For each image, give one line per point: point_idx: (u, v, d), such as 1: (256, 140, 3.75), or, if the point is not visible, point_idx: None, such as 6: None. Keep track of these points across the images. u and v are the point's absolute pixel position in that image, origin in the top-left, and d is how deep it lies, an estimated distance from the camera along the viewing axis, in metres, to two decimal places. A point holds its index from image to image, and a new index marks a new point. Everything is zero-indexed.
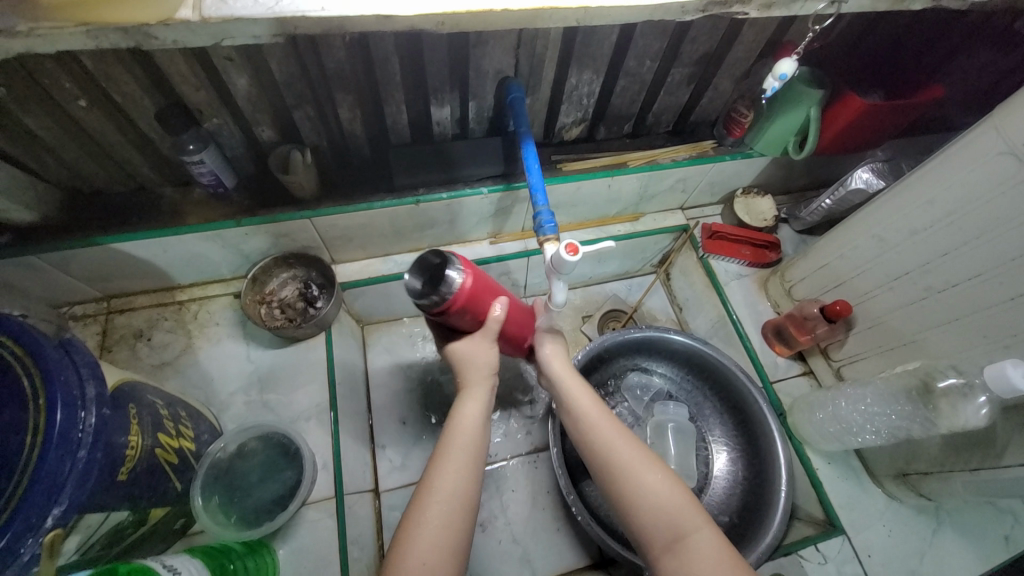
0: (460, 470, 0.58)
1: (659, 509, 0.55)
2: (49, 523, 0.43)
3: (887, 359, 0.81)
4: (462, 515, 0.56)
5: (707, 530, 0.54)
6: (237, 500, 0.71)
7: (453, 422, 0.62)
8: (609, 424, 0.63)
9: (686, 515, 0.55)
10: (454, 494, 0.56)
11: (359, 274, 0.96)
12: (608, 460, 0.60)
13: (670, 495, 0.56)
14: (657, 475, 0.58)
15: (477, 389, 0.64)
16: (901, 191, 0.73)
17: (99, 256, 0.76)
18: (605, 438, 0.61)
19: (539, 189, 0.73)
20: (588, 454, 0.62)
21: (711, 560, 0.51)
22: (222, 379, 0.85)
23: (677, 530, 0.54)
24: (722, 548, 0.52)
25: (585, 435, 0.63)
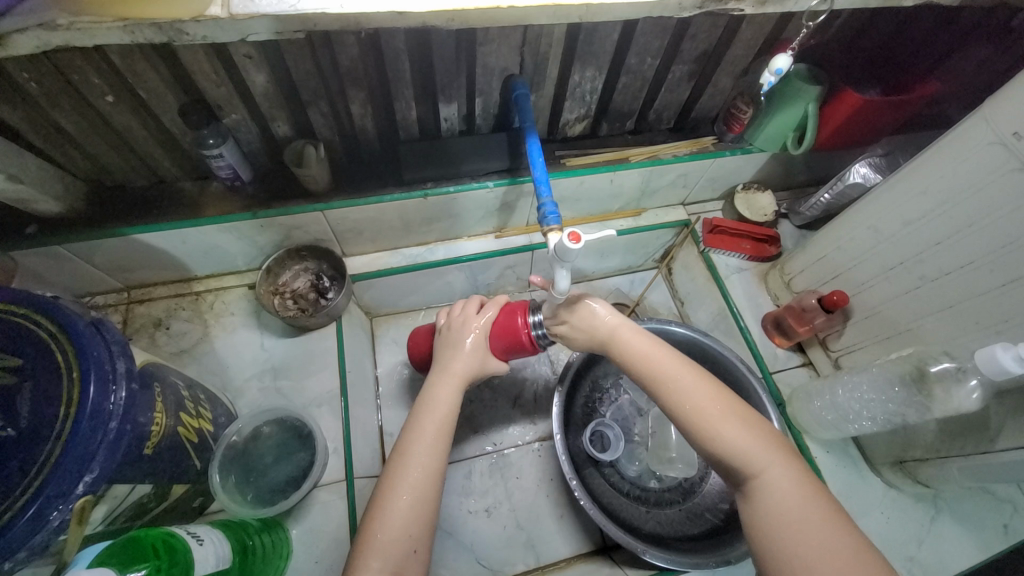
0: (434, 446, 0.61)
1: (736, 448, 0.57)
2: (81, 488, 0.47)
3: (883, 348, 0.83)
4: (435, 491, 0.59)
5: (784, 470, 0.56)
6: (252, 481, 0.74)
7: (427, 397, 0.65)
8: (676, 365, 0.63)
9: (761, 458, 0.56)
10: (424, 470, 0.59)
11: (368, 267, 0.99)
12: (680, 405, 0.61)
13: (747, 436, 0.58)
14: (732, 416, 0.59)
15: (451, 377, 0.67)
16: (895, 184, 0.75)
17: (121, 246, 0.80)
18: (675, 382, 0.62)
19: (543, 181, 0.76)
20: (657, 399, 0.63)
21: (790, 498, 0.54)
22: (237, 366, 0.88)
23: (753, 473, 0.56)
24: (797, 487, 0.54)
25: (653, 386, 0.63)
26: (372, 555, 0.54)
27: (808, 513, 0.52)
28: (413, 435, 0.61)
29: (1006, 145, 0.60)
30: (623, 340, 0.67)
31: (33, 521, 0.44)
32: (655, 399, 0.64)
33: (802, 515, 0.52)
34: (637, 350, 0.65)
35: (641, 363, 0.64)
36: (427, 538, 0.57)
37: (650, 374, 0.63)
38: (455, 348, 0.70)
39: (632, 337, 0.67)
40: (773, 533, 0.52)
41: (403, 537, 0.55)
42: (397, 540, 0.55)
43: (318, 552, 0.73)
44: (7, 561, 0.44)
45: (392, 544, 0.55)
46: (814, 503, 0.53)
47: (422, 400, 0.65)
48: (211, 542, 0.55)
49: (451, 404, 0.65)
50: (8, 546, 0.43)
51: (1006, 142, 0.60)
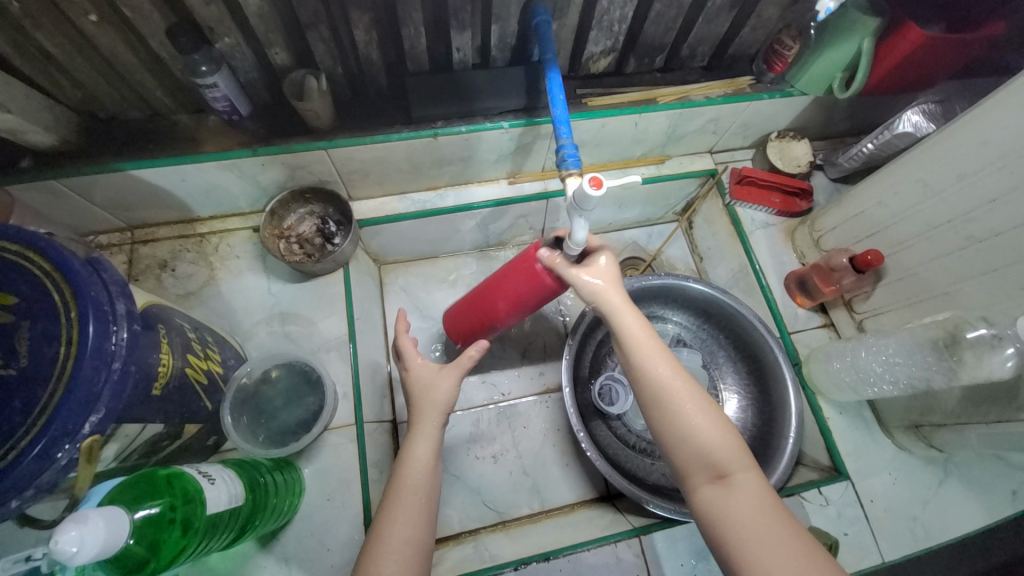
0: (413, 518, 0.59)
1: (709, 445, 0.56)
2: (88, 429, 0.47)
3: (914, 311, 0.79)
4: (419, 560, 0.57)
5: (752, 473, 0.55)
6: (264, 422, 0.75)
7: (403, 460, 0.64)
8: (665, 359, 0.61)
9: (733, 457, 0.55)
10: (405, 543, 0.57)
11: (376, 212, 0.95)
12: (661, 395, 0.59)
13: (718, 436, 0.57)
14: (707, 416, 0.58)
15: (427, 425, 0.67)
16: (955, 132, 0.67)
17: (119, 183, 0.76)
18: (662, 372, 0.60)
19: (563, 121, 0.70)
20: (637, 382, 0.62)
21: (754, 500, 0.53)
22: (245, 310, 0.87)
23: (723, 469, 0.55)
24: (765, 491, 0.54)
25: (639, 371, 0.61)
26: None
27: (769, 515, 0.52)
28: (390, 510, 0.59)
29: None
30: (626, 326, 0.64)
31: (39, 460, 0.44)
32: (636, 383, 0.62)
33: (764, 517, 0.51)
34: (632, 332, 0.63)
35: (633, 346, 0.63)
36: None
37: (638, 361, 0.62)
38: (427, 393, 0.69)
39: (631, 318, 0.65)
40: (734, 526, 0.52)
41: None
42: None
43: (330, 490, 0.75)
44: (16, 498, 0.44)
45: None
46: (778, 506, 0.52)
47: (400, 461, 0.64)
48: (223, 482, 0.55)
49: (428, 458, 0.64)
50: (15, 484, 0.43)
51: None
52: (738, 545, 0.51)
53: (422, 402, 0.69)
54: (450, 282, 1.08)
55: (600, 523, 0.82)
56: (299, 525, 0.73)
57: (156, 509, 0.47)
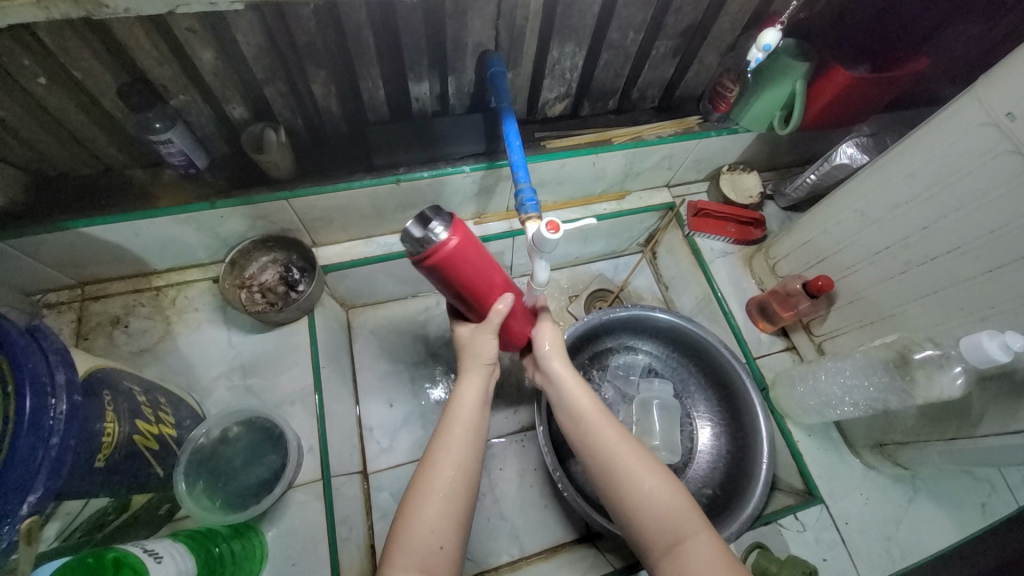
0: (461, 455, 0.59)
1: (665, 513, 0.58)
2: (25, 509, 0.43)
3: (867, 332, 0.82)
4: (463, 501, 0.58)
5: (707, 534, 0.57)
6: (222, 485, 0.71)
7: (453, 402, 0.63)
8: (616, 432, 0.64)
9: (685, 520, 0.57)
10: (452, 480, 0.58)
11: (341, 257, 0.94)
12: (613, 466, 0.61)
13: (673, 500, 0.59)
14: (660, 483, 0.60)
15: (472, 369, 0.65)
16: (883, 166, 0.73)
17: (67, 241, 0.74)
18: (611, 443, 0.63)
19: (521, 166, 0.72)
20: (590, 455, 0.64)
21: (710, 561, 0.54)
22: (203, 364, 0.84)
23: (677, 534, 0.57)
24: (720, 552, 0.55)
25: (590, 445, 0.64)
26: (402, 553, 0.54)
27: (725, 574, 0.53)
28: (439, 445, 0.60)
29: (998, 126, 0.58)
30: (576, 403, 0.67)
31: None
32: (590, 456, 0.64)
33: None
34: (582, 408, 0.66)
35: (581, 415, 0.66)
36: (456, 536, 0.57)
37: (589, 432, 0.64)
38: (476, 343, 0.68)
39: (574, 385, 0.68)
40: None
41: (430, 536, 0.55)
42: (426, 539, 0.55)
43: (295, 554, 0.71)
44: None
45: (423, 537, 0.55)
46: (733, 565, 0.54)
47: (452, 400, 0.64)
48: (172, 559, 0.51)
49: (479, 401, 0.64)
50: None
51: (997, 123, 0.58)
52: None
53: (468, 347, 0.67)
54: (420, 322, 1.07)
55: (582, 566, 0.80)
56: None
57: None
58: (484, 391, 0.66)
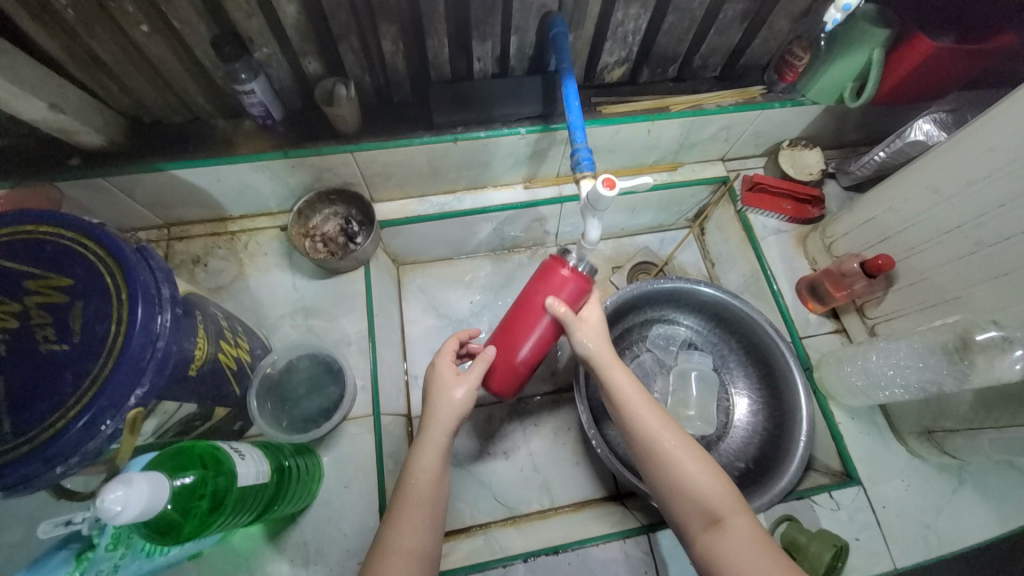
0: (417, 530, 0.59)
1: (702, 493, 0.59)
2: (133, 401, 0.49)
3: (926, 315, 0.80)
4: (424, 565, 0.59)
5: (744, 516, 0.58)
6: (287, 409, 0.78)
7: (409, 472, 0.63)
8: (654, 413, 0.65)
9: (724, 501, 0.59)
10: (408, 554, 0.58)
11: (397, 213, 0.99)
12: (655, 448, 0.63)
13: (710, 483, 0.60)
14: (699, 465, 0.61)
15: (433, 437, 0.64)
16: (964, 138, 0.69)
17: (160, 182, 0.81)
18: (654, 426, 0.64)
19: (578, 126, 0.73)
20: (629, 434, 0.65)
21: (747, 545, 0.55)
22: (271, 303, 0.91)
23: (714, 513, 0.58)
24: (756, 533, 0.56)
25: (630, 425, 0.65)
26: None
27: (760, 555, 0.54)
28: (397, 518, 0.60)
29: None
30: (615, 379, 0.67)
31: (87, 428, 0.47)
32: (629, 434, 0.66)
33: (757, 561, 0.54)
34: (621, 386, 0.67)
35: (623, 400, 0.66)
36: None
37: (626, 412, 0.66)
38: (443, 398, 0.67)
39: (614, 372, 0.68)
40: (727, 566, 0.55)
41: None
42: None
43: (347, 477, 0.78)
44: (61, 465, 0.47)
45: None
46: (771, 547, 0.55)
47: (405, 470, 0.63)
48: (251, 459, 0.57)
49: (434, 467, 0.63)
50: (62, 450, 0.46)
51: None
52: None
53: (437, 412, 0.66)
54: (466, 283, 1.12)
55: (610, 519, 0.84)
56: (316, 511, 0.76)
57: (191, 478, 0.49)
58: (443, 457, 0.64)
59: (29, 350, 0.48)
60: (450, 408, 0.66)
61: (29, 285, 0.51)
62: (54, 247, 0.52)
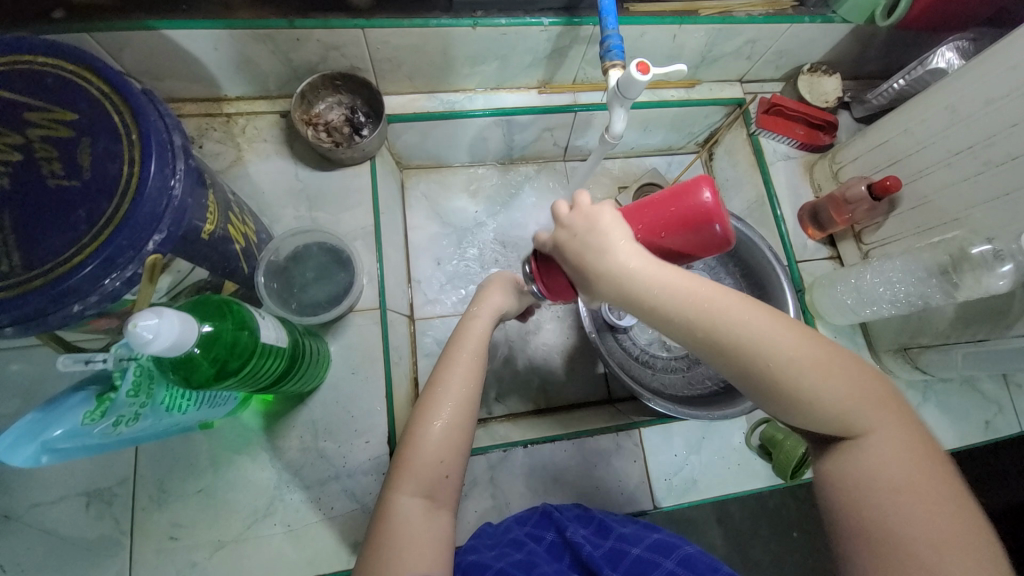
0: (464, 382, 0.60)
1: (828, 410, 0.44)
2: (152, 247, 0.48)
3: (922, 238, 0.83)
4: (469, 420, 0.59)
5: (883, 423, 0.44)
6: (294, 293, 0.77)
7: (460, 334, 0.65)
8: (753, 316, 0.45)
9: (858, 414, 0.44)
10: (460, 398, 0.58)
11: (404, 108, 0.94)
12: (762, 358, 0.45)
13: (839, 391, 0.44)
14: (824, 373, 0.44)
15: (479, 315, 0.67)
16: (994, 55, 0.68)
17: (150, 45, 0.74)
18: (757, 329, 0.44)
19: (610, 12, 0.69)
20: (717, 354, 0.46)
21: (898, 464, 0.43)
22: (271, 193, 0.88)
23: (843, 428, 0.45)
24: (901, 441, 0.44)
25: (722, 343, 0.45)
26: (409, 477, 0.54)
27: (908, 464, 0.43)
28: (449, 368, 0.61)
29: None
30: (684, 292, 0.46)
31: (105, 265, 0.46)
32: (718, 355, 0.46)
33: (908, 475, 0.42)
34: (700, 295, 0.46)
35: (705, 316, 0.45)
36: (459, 460, 0.57)
37: (713, 327, 0.45)
38: (488, 291, 0.71)
39: (676, 279, 0.46)
40: (869, 492, 0.43)
41: (436, 464, 0.55)
42: (435, 461, 0.55)
43: (353, 365, 0.79)
44: (79, 303, 0.46)
45: (429, 462, 0.55)
46: (920, 451, 0.43)
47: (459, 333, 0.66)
48: (271, 325, 0.57)
49: (483, 339, 0.65)
50: (79, 287, 0.45)
51: None
52: (877, 516, 0.42)
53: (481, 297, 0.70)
54: (471, 193, 1.09)
55: (602, 418, 0.89)
56: (323, 394, 0.77)
57: (211, 329, 0.48)
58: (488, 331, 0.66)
59: (37, 184, 0.46)
60: (497, 303, 0.69)
61: (31, 116, 0.47)
62: (54, 78, 0.48)
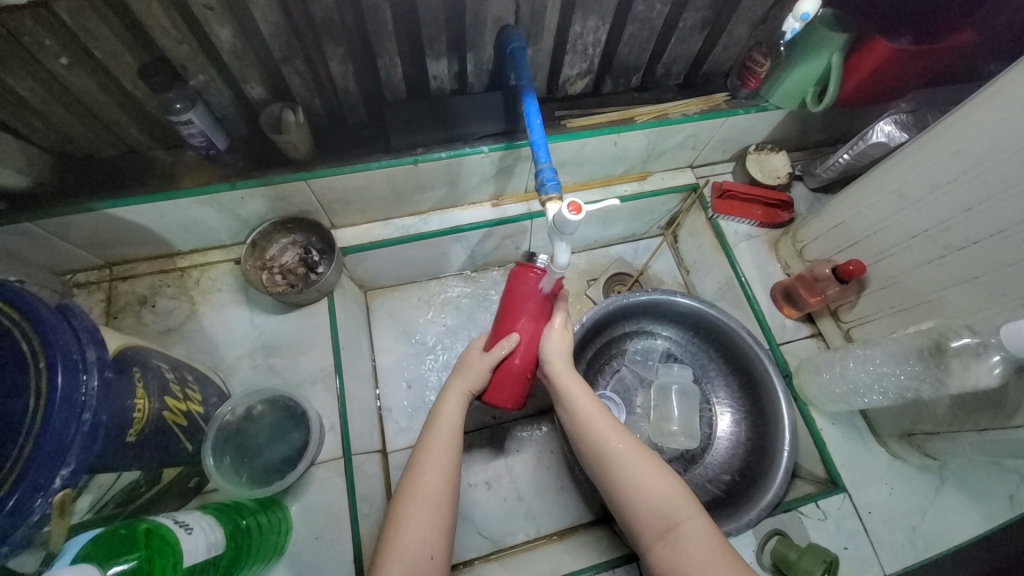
0: (444, 462, 0.63)
1: (654, 502, 0.60)
2: (58, 483, 0.44)
3: (900, 318, 0.79)
4: (449, 507, 0.62)
5: (698, 520, 0.58)
6: (248, 460, 0.72)
7: (438, 416, 0.68)
8: (606, 421, 0.66)
9: (677, 506, 0.59)
10: (432, 492, 0.61)
11: (360, 239, 0.94)
12: (604, 455, 0.64)
13: (663, 487, 0.61)
14: (652, 470, 0.62)
15: (458, 389, 0.69)
16: (927, 143, 0.68)
17: (95, 222, 0.75)
18: (602, 432, 0.65)
19: (541, 145, 0.70)
20: (582, 444, 0.67)
21: (700, 548, 0.56)
22: (228, 343, 0.86)
23: (668, 518, 0.59)
24: (711, 535, 0.57)
25: (585, 434, 0.66)
26: (394, 562, 0.57)
27: (715, 554, 0.55)
28: (423, 457, 0.64)
29: None
30: (566, 390, 0.69)
31: (11, 515, 0.42)
32: (583, 445, 0.67)
33: (711, 561, 0.55)
34: (571, 391, 0.69)
35: (576, 409, 0.68)
36: (445, 544, 0.60)
37: (578, 419, 0.67)
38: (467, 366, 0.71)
39: (570, 380, 0.70)
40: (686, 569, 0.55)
41: (423, 548, 0.58)
42: (416, 547, 0.58)
43: (318, 528, 0.73)
44: None
45: (415, 546, 0.58)
46: (725, 547, 0.56)
47: (432, 416, 0.68)
48: (201, 531, 0.53)
49: (457, 417, 0.68)
50: None
51: None
52: None
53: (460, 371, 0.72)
54: (438, 305, 1.08)
55: (597, 547, 0.80)
56: (286, 567, 0.71)
57: (132, 562, 0.45)
58: (465, 407, 0.69)
59: None
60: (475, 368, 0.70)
61: None
62: None
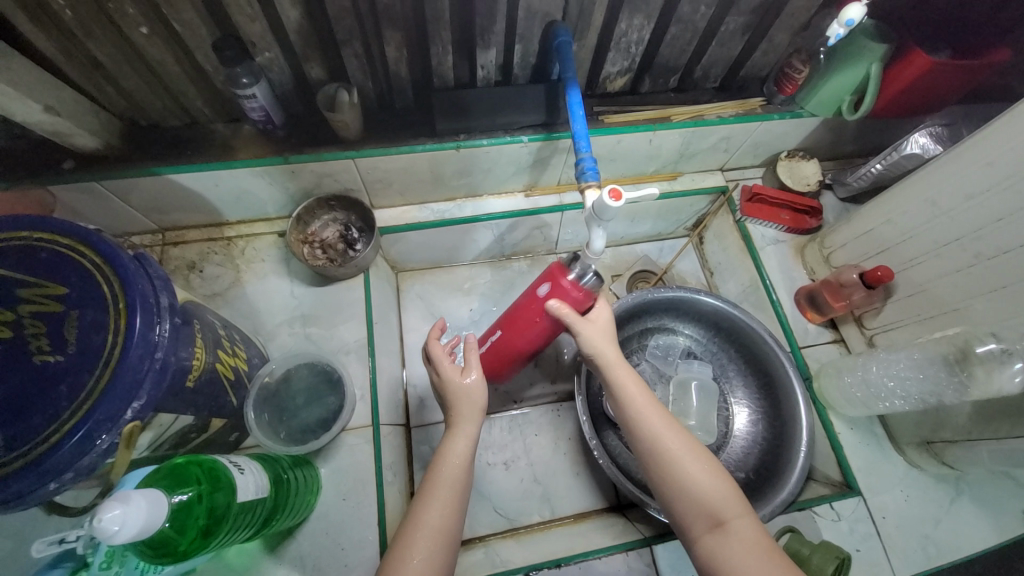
0: (447, 504, 0.59)
1: (705, 499, 0.59)
2: (129, 414, 0.48)
3: (925, 326, 0.80)
4: (450, 546, 0.58)
5: (748, 520, 0.57)
6: (284, 420, 0.77)
7: (441, 456, 0.63)
8: (660, 416, 0.65)
9: (727, 505, 0.58)
10: (434, 533, 0.57)
11: (397, 220, 0.98)
12: (656, 450, 0.63)
13: (714, 485, 0.60)
14: (704, 468, 0.61)
15: (463, 426, 0.67)
16: (962, 153, 0.69)
17: (155, 186, 0.79)
18: (657, 428, 0.63)
19: (583, 136, 0.73)
20: (634, 437, 0.65)
21: (747, 547, 0.55)
22: (268, 310, 0.90)
23: (716, 516, 0.58)
24: (760, 538, 0.56)
25: (636, 426, 0.65)
26: None
27: (764, 556, 0.54)
28: (426, 497, 0.60)
29: None
30: (616, 381, 0.68)
31: (81, 444, 0.46)
32: (634, 437, 0.65)
33: (759, 562, 0.54)
34: (622, 379, 0.67)
35: (627, 399, 0.66)
36: None
37: (630, 412, 0.66)
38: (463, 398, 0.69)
39: (621, 372, 0.68)
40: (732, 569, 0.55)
41: None
42: None
43: (345, 490, 0.76)
44: (55, 480, 0.46)
45: None
46: (775, 550, 0.55)
47: (437, 456, 0.64)
48: (251, 472, 0.57)
49: (465, 456, 0.64)
50: (56, 465, 0.45)
51: None
52: None
53: (461, 404, 0.68)
54: (466, 290, 1.11)
55: (611, 531, 0.83)
56: (314, 524, 0.74)
57: (190, 494, 0.49)
58: (472, 446, 0.66)
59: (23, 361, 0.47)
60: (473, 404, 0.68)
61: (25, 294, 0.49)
62: (49, 253, 0.51)
